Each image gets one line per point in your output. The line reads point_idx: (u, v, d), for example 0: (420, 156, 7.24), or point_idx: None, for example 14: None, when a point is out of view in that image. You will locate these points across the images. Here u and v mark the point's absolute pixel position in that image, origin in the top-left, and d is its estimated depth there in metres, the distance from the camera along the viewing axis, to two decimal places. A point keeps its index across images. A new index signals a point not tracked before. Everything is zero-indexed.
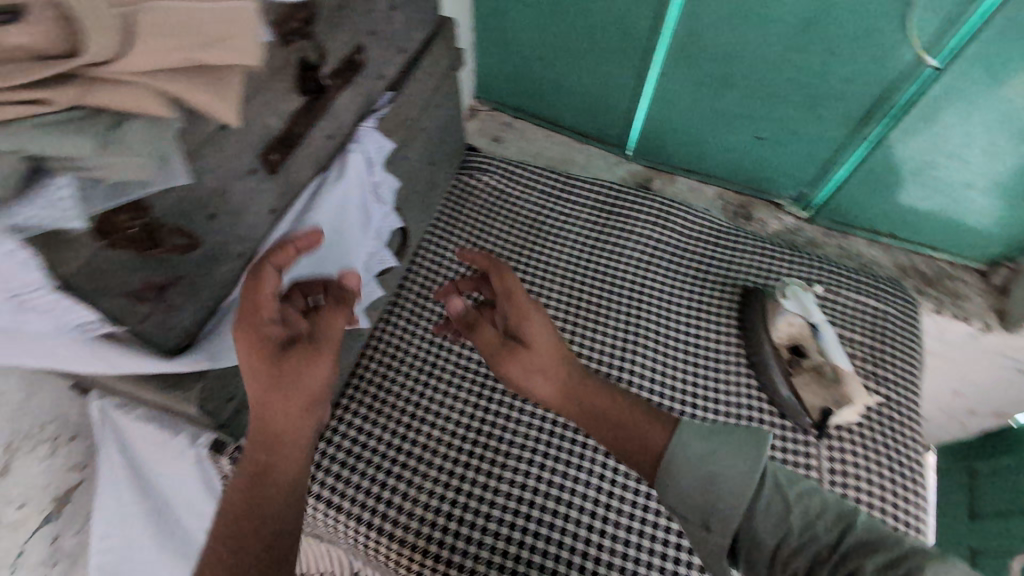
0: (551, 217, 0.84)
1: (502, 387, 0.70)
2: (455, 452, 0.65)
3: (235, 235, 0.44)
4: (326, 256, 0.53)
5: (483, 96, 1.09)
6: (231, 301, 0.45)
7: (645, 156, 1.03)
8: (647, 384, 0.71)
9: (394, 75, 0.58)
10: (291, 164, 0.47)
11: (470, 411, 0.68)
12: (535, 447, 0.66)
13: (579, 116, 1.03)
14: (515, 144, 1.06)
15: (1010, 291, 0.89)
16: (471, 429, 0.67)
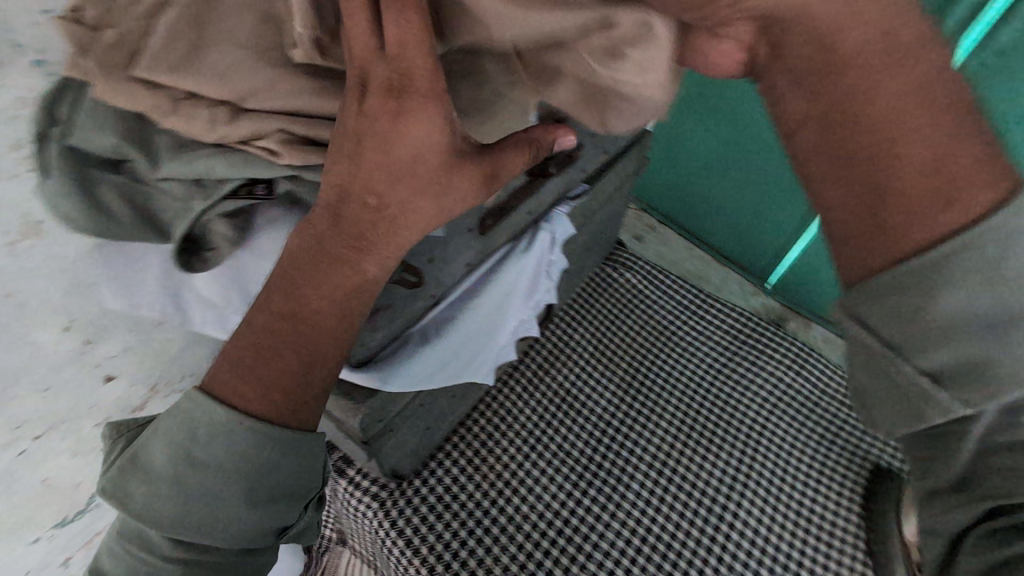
0: (679, 331, 0.91)
1: (607, 475, 0.75)
2: (549, 522, 0.70)
3: (435, 282, 0.50)
4: (494, 316, 0.58)
5: (637, 198, 1.20)
6: (411, 334, 0.49)
7: (784, 295, 1.09)
8: (746, 525, 0.73)
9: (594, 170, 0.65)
10: (492, 228, 0.53)
11: (569, 487, 0.73)
12: (626, 546, 0.70)
13: (725, 238, 1.11)
14: (654, 244, 1.17)
15: None
16: (568, 506, 0.72)
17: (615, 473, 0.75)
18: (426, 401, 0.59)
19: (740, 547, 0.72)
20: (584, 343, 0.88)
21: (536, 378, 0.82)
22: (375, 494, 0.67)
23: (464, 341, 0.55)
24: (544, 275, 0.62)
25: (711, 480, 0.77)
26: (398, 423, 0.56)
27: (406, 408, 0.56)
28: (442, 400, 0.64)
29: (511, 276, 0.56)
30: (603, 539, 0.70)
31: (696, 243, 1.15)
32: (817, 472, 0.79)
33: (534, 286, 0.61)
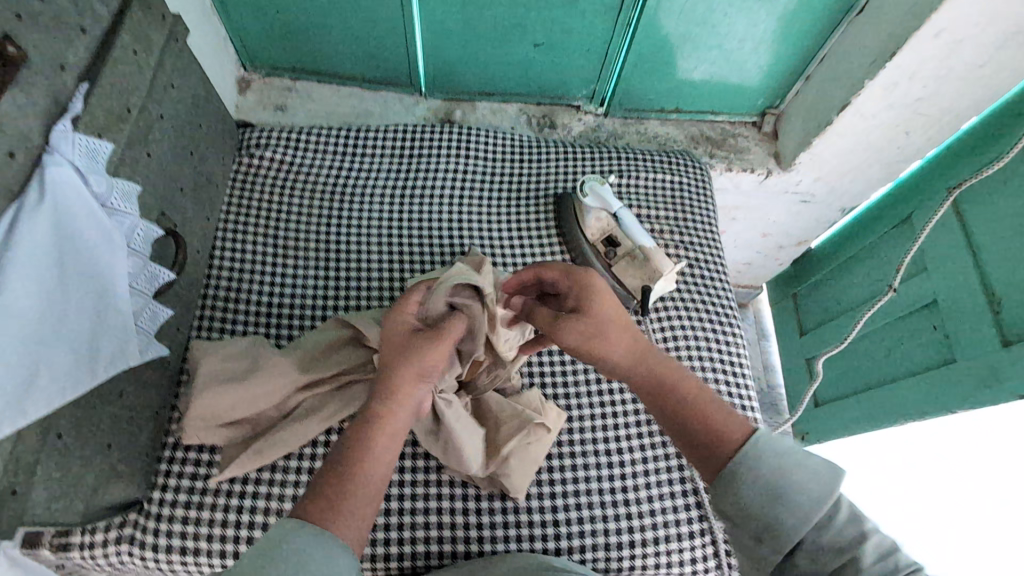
0: None
1: (438, 473, 0.76)
2: (387, 519, 0.72)
3: None
4: (67, 295, 0.53)
5: (251, 65, 1.18)
6: None
7: (440, 90, 1.21)
8: (598, 431, 0.81)
9: (84, 63, 0.58)
10: None
11: (398, 500, 0.74)
12: (497, 498, 0.75)
13: (359, 66, 1.16)
14: (300, 107, 1.19)
15: (779, 133, 1.25)
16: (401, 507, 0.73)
17: (442, 486, 0.75)
18: (64, 428, 0.54)
19: (602, 443, 0.80)
20: (388, 255, 0.88)
21: (257, 267, 0.84)
22: (129, 536, 0.66)
23: (36, 352, 0.49)
24: (109, 214, 0.57)
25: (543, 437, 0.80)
26: (30, 476, 0.51)
27: (25, 455, 0.50)
28: (105, 410, 0.60)
29: (40, 233, 0.50)
30: (422, 474, 0.75)
31: (336, 82, 1.20)
32: (625, 366, 0.86)
33: (107, 233, 0.57)
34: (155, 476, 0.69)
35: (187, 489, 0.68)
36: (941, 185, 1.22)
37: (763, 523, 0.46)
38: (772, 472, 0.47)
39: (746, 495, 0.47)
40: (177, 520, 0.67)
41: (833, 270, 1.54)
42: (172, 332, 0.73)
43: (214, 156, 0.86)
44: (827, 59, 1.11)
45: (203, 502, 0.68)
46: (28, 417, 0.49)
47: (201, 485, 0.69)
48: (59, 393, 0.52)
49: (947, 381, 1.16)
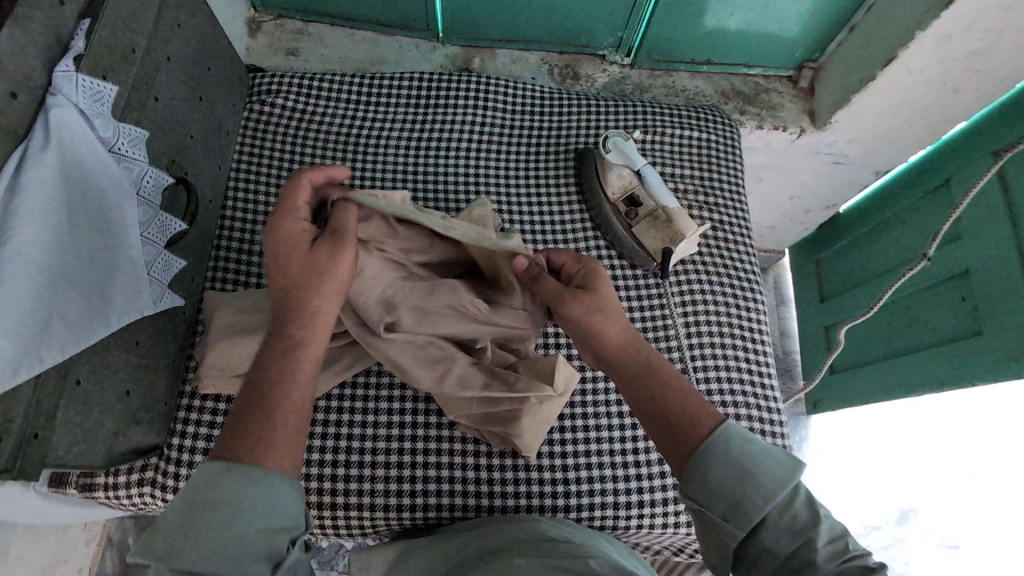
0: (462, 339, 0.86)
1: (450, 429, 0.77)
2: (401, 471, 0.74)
3: None
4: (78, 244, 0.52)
5: (260, 5, 1.13)
6: None
7: (457, 36, 1.16)
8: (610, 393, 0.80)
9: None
10: None
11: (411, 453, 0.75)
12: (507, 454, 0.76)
13: (373, 8, 1.10)
14: (312, 52, 1.14)
15: (816, 88, 1.18)
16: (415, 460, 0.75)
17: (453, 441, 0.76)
18: (83, 376, 0.54)
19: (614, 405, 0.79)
20: None
21: (270, 218, 0.83)
22: (151, 479, 0.68)
23: (49, 300, 0.49)
24: (116, 160, 0.56)
25: None
26: (53, 421, 0.52)
27: (46, 401, 0.51)
28: (122, 359, 0.61)
29: (47, 178, 0.49)
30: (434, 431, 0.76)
31: (349, 25, 1.14)
32: (641, 327, 0.83)
33: (116, 181, 0.55)
34: (174, 422, 0.70)
35: (205, 436, 0.69)
36: (984, 149, 1.15)
37: (731, 502, 0.51)
38: (736, 458, 0.52)
39: (716, 476, 0.52)
40: (196, 466, 0.68)
41: (859, 236, 1.49)
42: (186, 283, 0.73)
43: (224, 102, 0.83)
44: (875, 8, 1.02)
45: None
46: (45, 365, 0.49)
47: (218, 433, 0.70)
48: (74, 342, 0.52)
49: (972, 354, 1.13)
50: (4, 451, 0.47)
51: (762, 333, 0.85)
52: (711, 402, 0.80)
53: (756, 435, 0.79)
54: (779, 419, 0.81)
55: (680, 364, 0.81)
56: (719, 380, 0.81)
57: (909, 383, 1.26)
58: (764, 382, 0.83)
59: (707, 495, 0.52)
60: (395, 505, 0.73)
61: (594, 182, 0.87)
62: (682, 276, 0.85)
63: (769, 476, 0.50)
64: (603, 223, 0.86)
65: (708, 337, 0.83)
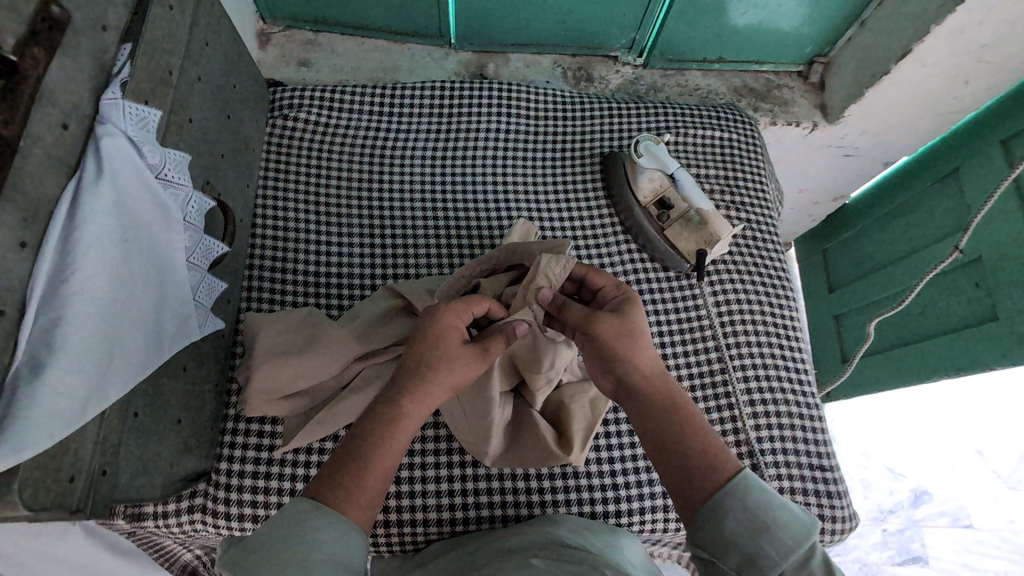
0: None
1: None
2: (449, 485, 0.74)
3: None
4: (132, 274, 0.51)
5: (271, 17, 1.12)
6: (17, 371, 0.42)
7: (471, 42, 1.15)
8: None
9: (124, 23, 0.54)
10: (20, 180, 0.43)
11: (459, 466, 0.74)
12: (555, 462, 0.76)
13: (386, 17, 1.10)
14: (325, 62, 1.13)
15: (826, 83, 1.20)
16: (463, 473, 0.74)
17: None
18: (140, 407, 0.54)
19: None
20: (434, 219, 0.86)
21: (301, 235, 0.82)
22: (202, 503, 0.67)
23: (108, 334, 0.48)
24: (163, 186, 0.55)
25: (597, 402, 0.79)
26: (115, 455, 0.51)
27: (109, 435, 0.50)
28: (173, 387, 0.60)
29: (101, 209, 0.48)
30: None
31: (361, 34, 1.13)
32: (678, 329, 0.83)
33: (163, 208, 0.55)
34: (220, 447, 0.69)
35: (252, 459, 0.69)
36: (991, 138, 1.17)
37: (745, 554, 0.48)
38: (755, 509, 0.49)
39: (730, 526, 0.49)
40: (245, 490, 0.67)
41: (866, 226, 1.51)
42: (224, 305, 0.72)
43: (249, 118, 0.82)
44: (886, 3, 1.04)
45: (270, 471, 0.68)
46: (109, 400, 0.48)
47: (266, 456, 0.69)
48: (133, 374, 0.51)
49: (984, 340, 1.14)
50: (73, 490, 0.47)
51: (795, 330, 0.86)
52: (752, 400, 0.80)
53: (798, 431, 0.80)
54: (818, 413, 0.82)
55: (719, 363, 0.82)
56: (758, 377, 0.82)
57: (924, 371, 1.27)
58: (801, 378, 0.83)
59: (716, 548, 0.49)
60: (447, 520, 0.73)
61: (623, 187, 0.88)
62: (715, 276, 0.86)
63: (783, 529, 0.48)
64: (635, 228, 0.86)
65: (744, 336, 0.83)
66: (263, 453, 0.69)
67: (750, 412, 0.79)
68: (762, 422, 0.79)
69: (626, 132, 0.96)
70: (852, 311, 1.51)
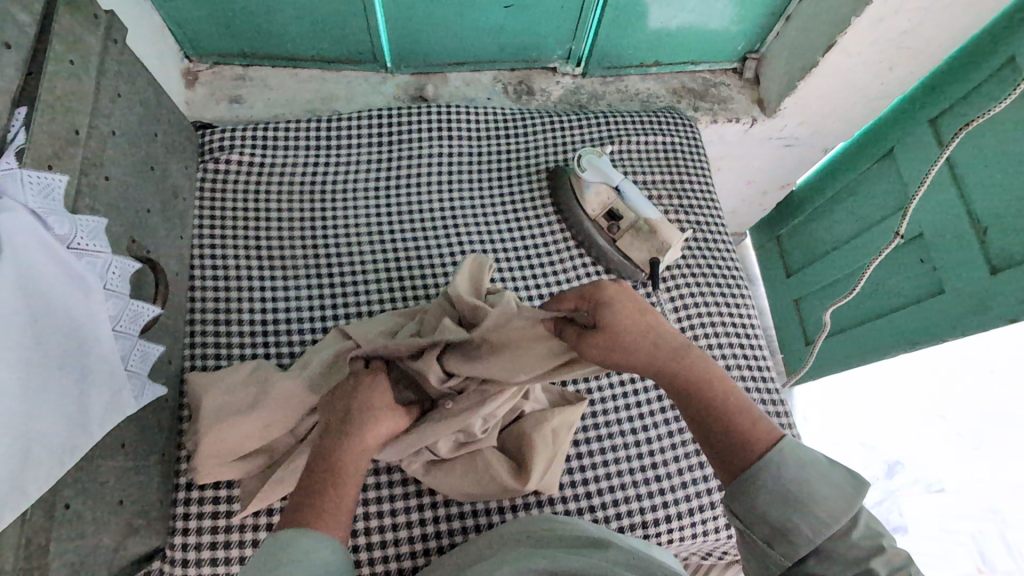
0: None
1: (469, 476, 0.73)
2: (422, 529, 0.70)
3: None
4: (44, 358, 0.47)
5: (196, 54, 1.07)
6: None
7: (407, 64, 1.13)
8: (622, 411, 0.79)
9: (14, 87, 0.50)
10: None
11: (431, 509, 0.71)
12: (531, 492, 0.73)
13: (317, 45, 1.07)
14: (257, 96, 1.09)
15: (761, 78, 1.22)
16: (436, 515, 0.71)
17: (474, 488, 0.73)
18: (71, 497, 0.50)
19: (628, 423, 0.79)
20: (383, 252, 0.83)
21: (243, 283, 0.78)
22: None
23: (16, 430, 0.44)
24: (75, 257, 0.51)
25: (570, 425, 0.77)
26: (44, 554, 0.47)
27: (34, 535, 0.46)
28: (111, 467, 0.56)
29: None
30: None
31: (293, 65, 1.10)
32: None
33: (79, 280, 0.51)
34: (173, 519, 0.65)
35: (209, 528, 0.65)
36: (920, 119, 1.21)
37: (780, 525, 0.51)
38: (806, 480, 0.52)
39: (767, 498, 0.52)
40: (204, 563, 0.64)
41: (813, 210, 1.55)
42: (164, 367, 0.68)
43: (176, 166, 0.78)
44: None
45: (230, 539, 0.65)
46: (21, 502, 0.44)
47: (223, 523, 0.65)
48: (53, 466, 0.47)
49: (932, 314, 1.18)
50: None
51: (754, 328, 0.87)
52: None
53: None
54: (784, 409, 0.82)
55: None
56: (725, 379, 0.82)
57: (880, 348, 1.31)
58: (764, 376, 0.84)
59: (755, 523, 0.52)
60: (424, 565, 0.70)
61: (572, 202, 0.87)
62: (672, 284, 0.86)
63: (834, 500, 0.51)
64: (588, 241, 0.86)
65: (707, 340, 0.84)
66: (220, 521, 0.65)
67: None
68: None
69: (571, 145, 0.95)
70: (810, 295, 1.55)
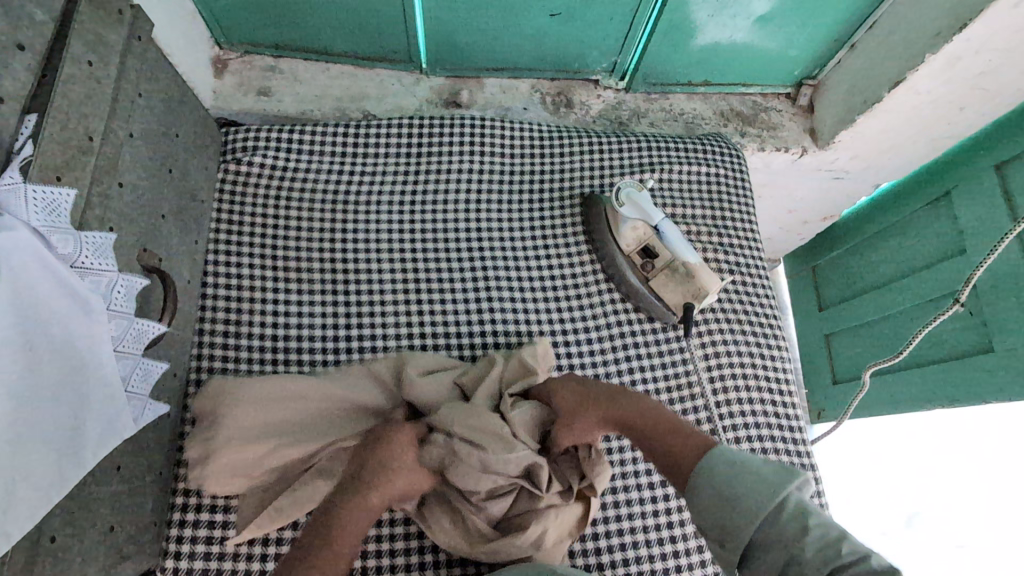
0: None
1: None
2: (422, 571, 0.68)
3: None
4: (39, 385, 0.44)
5: (228, 42, 1.04)
6: None
7: (443, 67, 1.09)
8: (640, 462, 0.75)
9: (27, 93, 0.47)
10: None
11: (432, 550, 0.69)
12: None
13: (352, 42, 1.03)
14: (285, 90, 1.05)
15: (814, 107, 1.15)
16: (438, 556, 0.68)
17: None
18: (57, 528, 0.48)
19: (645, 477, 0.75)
20: (402, 272, 0.79)
21: (256, 294, 0.75)
22: None
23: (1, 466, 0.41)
24: (78, 276, 0.48)
25: None
26: None
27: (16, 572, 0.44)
28: (106, 490, 0.54)
29: None
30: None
31: (326, 59, 1.06)
32: (666, 386, 0.78)
33: (83, 300, 0.48)
34: (166, 541, 0.63)
35: (203, 554, 0.63)
36: (985, 162, 1.13)
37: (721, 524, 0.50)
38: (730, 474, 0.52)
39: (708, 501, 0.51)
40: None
41: (853, 246, 1.47)
42: (167, 382, 0.65)
43: (196, 168, 0.75)
44: (876, 28, 0.99)
45: (222, 567, 0.62)
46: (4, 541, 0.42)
47: (217, 551, 0.63)
48: (39, 501, 0.44)
49: (975, 373, 1.11)
50: None
51: (789, 384, 0.82)
52: None
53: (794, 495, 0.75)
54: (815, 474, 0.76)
55: (709, 424, 0.76)
56: (750, 436, 0.76)
57: (915, 399, 1.24)
58: (796, 438, 0.78)
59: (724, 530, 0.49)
60: None
61: (603, 232, 0.82)
62: (705, 328, 0.81)
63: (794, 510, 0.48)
64: (618, 277, 0.81)
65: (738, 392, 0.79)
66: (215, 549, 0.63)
67: None
68: None
69: (609, 169, 0.90)
70: (842, 333, 1.48)
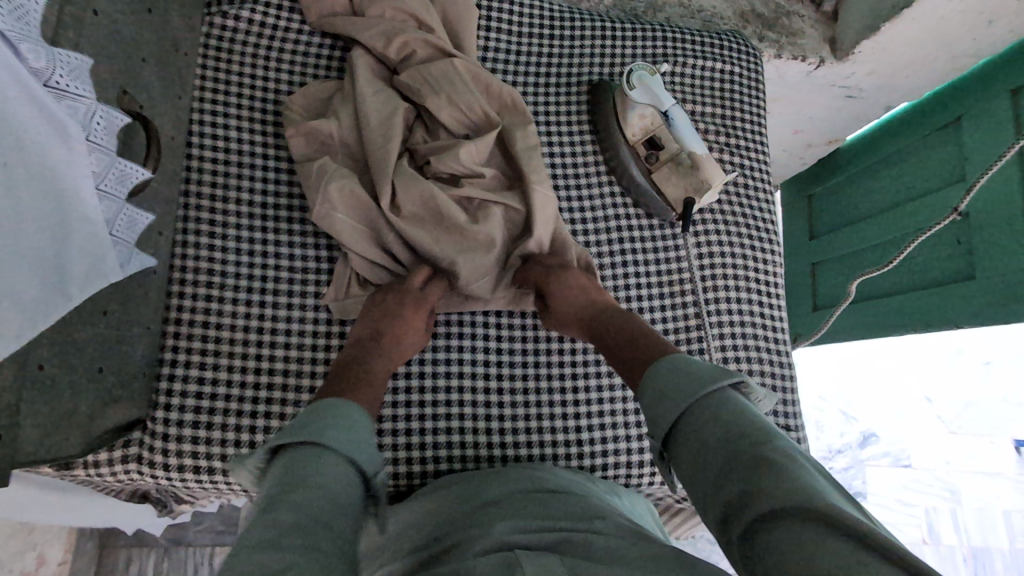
0: None
1: (456, 389, 0.72)
2: (408, 436, 0.69)
3: None
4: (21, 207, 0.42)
5: None
6: None
7: None
8: None
9: None
10: None
11: (418, 419, 0.70)
12: (519, 416, 0.72)
13: None
14: None
15: (838, 14, 1.09)
16: (422, 425, 0.70)
17: (463, 404, 0.71)
18: (45, 358, 0.48)
19: None
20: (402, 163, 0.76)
21: (245, 157, 0.72)
22: (139, 455, 0.62)
23: None
24: (53, 95, 0.45)
25: (569, 352, 0.75)
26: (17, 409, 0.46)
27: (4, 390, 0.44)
28: (91, 331, 0.53)
29: None
30: (444, 393, 0.72)
31: None
32: (658, 277, 0.79)
33: (61, 126, 0.45)
34: (156, 393, 0.63)
35: (193, 407, 0.63)
36: (1000, 87, 1.09)
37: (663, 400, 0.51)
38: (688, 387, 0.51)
39: (653, 389, 0.53)
40: (185, 441, 0.63)
41: (854, 173, 1.45)
42: (154, 238, 0.64)
43: (178, 15, 0.69)
44: None
45: (212, 420, 0.63)
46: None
47: (207, 404, 0.64)
48: (25, 323, 0.44)
49: (952, 299, 1.13)
50: None
51: (777, 287, 0.83)
52: (730, 359, 0.77)
53: (768, 390, 0.78)
54: (791, 372, 0.79)
55: (696, 317, 0.78)
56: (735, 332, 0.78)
57: (891, 325, 1.27)
58: (777, 340, 0.80)
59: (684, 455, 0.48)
60: (405, 474, 0.69)
61: (605, 120, 0.80)
62: (703, 225, 0.81)
63: (731, 400, 0.48)
64: (619, 167, 0.79)
65: (730, 294, 0.80)
66: (207, 401, 0.64)
67: (722, 369, 0.77)
68: (737, 377, 0.77)
69: (620, 58, 0.86)
70: (828, 260, 1.49)
